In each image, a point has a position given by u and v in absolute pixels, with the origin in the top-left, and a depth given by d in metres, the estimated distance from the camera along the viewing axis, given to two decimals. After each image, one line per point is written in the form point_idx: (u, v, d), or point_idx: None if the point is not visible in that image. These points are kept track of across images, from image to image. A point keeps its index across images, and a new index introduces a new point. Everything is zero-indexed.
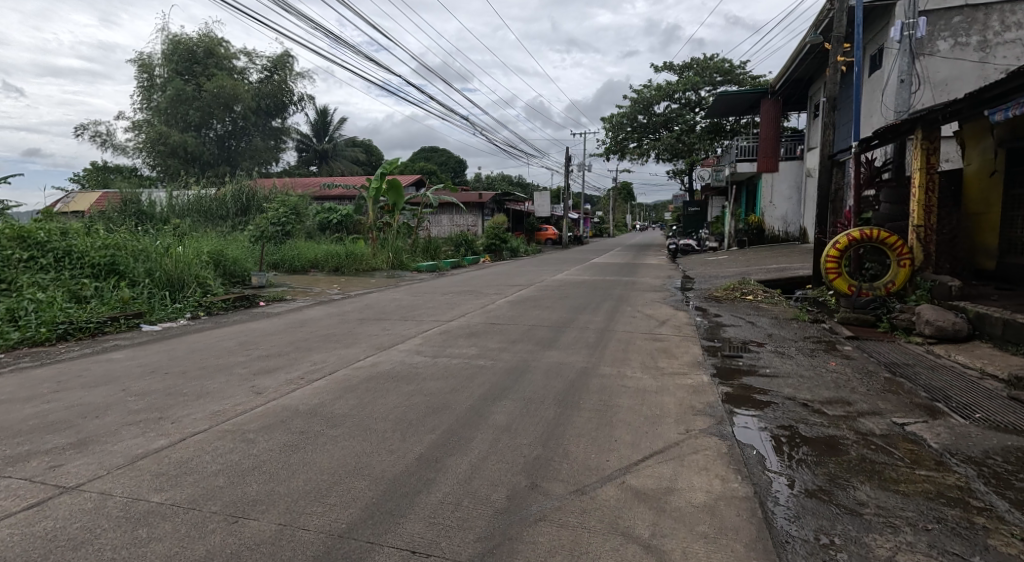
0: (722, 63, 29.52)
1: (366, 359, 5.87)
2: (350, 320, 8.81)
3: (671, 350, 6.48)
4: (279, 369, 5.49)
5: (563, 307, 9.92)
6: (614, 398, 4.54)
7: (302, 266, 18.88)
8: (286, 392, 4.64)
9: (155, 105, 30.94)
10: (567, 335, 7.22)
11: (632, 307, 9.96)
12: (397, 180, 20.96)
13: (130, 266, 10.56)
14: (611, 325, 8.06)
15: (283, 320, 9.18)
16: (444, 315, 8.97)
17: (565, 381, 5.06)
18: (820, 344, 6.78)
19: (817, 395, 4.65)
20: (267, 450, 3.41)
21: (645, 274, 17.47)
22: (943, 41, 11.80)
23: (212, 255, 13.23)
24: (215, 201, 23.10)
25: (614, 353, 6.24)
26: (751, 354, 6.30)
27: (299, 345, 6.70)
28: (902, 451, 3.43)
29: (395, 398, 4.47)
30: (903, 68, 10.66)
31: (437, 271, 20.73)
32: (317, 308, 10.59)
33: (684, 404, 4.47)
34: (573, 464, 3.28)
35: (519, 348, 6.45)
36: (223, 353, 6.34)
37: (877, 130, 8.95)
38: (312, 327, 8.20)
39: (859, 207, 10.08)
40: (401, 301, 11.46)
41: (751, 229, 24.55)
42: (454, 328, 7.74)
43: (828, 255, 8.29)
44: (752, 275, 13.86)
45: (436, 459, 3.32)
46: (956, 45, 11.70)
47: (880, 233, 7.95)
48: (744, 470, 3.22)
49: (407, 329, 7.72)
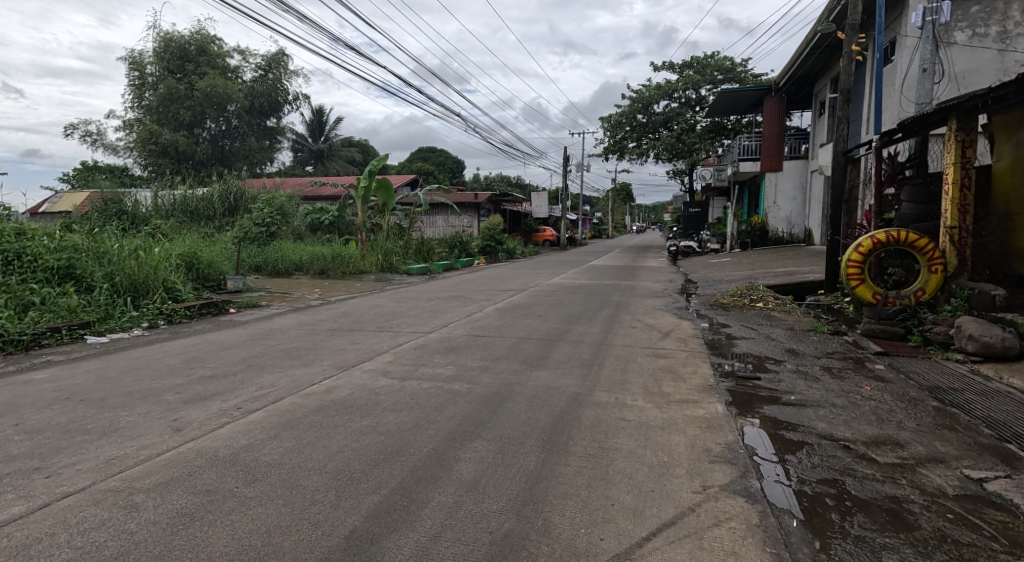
0: (724, 61, 28.76)
1: (322, 382, 5.01)
2: (320, 331, 7.95)
3: (677, 369, 5.63)
4: (217, 394, 4.64)
5: (556, 316, 9.06)
6: (611, 440, 3.71)
7: (286, 268, 18.03)
8: (210, 428, 3.78)
9: (146, 103, 30.06)
10: (558, 351, 6.36)
11: (632, 316, 9.10)
12: (386, 180, 20.24)
13: (88, 270, 9.72)
14: (609, 338, 7.19)
15: (248, 330, 8.32)
16: (425, 326, 8.11)
17: (554, 414, 4.21)
18: (847, 362, 5.94)
19: (859, 433, 3.83)
20: (149, 524, 2.55)
21: (645, 277, 16.62)
22: (960, 32, 10.99)
23: (186, 258, 12.38)
24: (202, 201, 22.25)
25: (611, 374, 5.39)
26: (769, 376, 5.43)
27: (252, 363, 5.84)
28: (993, 526, 2.63)
29: (343, 440, 3.63)
30: (925, 56, 9.96)
31: (429, 273, 19.91)
32: (290, 317, 9.73)
33: (697, 446, 3.63)
34: (554, 547, 2.46)
35: (502, 367, 5.59)
36: (161, 372, 5.48)
37: (902, 122, 8.15)
38: (276, 340, 7.32)
39: (880, 206, 9.23)
40: (382, 308, 10.60)
41: (754, 230, 23.66)
42: (432, 342, 6.88)
43: (850, 259, 7.52)
44: (759, 279, 13.02)
45: (373, 539, 2.50)
46: (974, 36, 10.88)
47: (911, 236, 7.23)
48: (787, 556, 2.41)
49: (379, 344, 6.83)
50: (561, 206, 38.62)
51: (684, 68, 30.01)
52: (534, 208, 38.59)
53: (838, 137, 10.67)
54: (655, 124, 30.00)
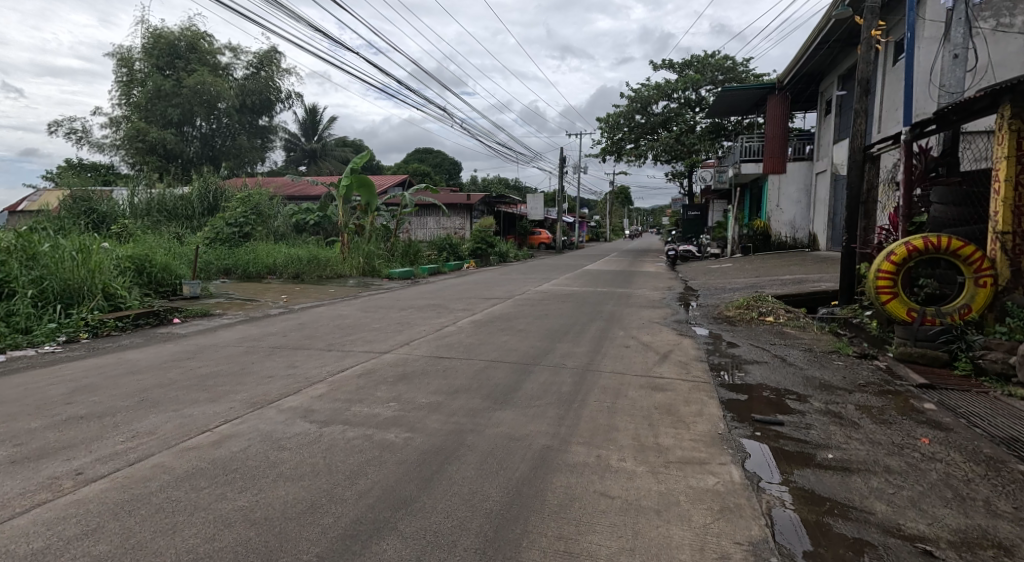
0: (724, 61, 27.78)
1: (216, 428, 3.81)
2: (260, 349, 6.76)
3: (677, 409, 4.48)
4: (63, 450, 3.44)
5: (539, 332, 7.88)
6: (584, 540, 2.57)
7: (258, 272, 16.74)
8: (6, 516, 2.61)
9: (133, 101, 28.66)
10: (533, 382, 5.20)
11: (625, 332, 7.93)
12: (368, 178, 19.05)
13: (11, 273, 8.51)
14: (595, 363, 6.03)
15: (177, 347, 7.11)
16: (383, 344, 6.93)
17: (509, 488, 3.05)
18: (885, 399, 4.81)
19: (942, 527, 2.71)
20: None
21: (642, 284, 15.48)
22: (984, 22, 9.85)
23: (135, 261, 11.23)
24: (181, 200, 20.95)
25: (593, 418, 4.23)
26: (794, 420, 4.27)
27: (147, 396, 4.64)
28: None
29: (189, 539, 2.46)
30: (956, 40, 8.92)
31: (413, 278, 18.71)
32: (237, 329, 8.56)
33: (708, 549, 2.51)
34: None
35: (459, 407, 4.44)
36: (23, 411, 4.27)
37: (937, 111, 7.06)
38: (202, 361, 6.13)
39: (908, 207, 7.95)
40: (347, 318, 9.44)
41: (756, 234, 22.19)
42: (383, 367, 5.71)
43: (880, 270, 6.48)
44: (766, 288, 11.89)
45: None
46: (998, 26, 9.74)
47: (953, 242, 6.19)
48: None
49: (318, 369, 5.65)
50: (558, 209, 37.51)
51: (684, 68, 29.02)
52: (530, 210, 37.46)
53: (855, 132, 9.52)
54: (653, 125, 28.99)
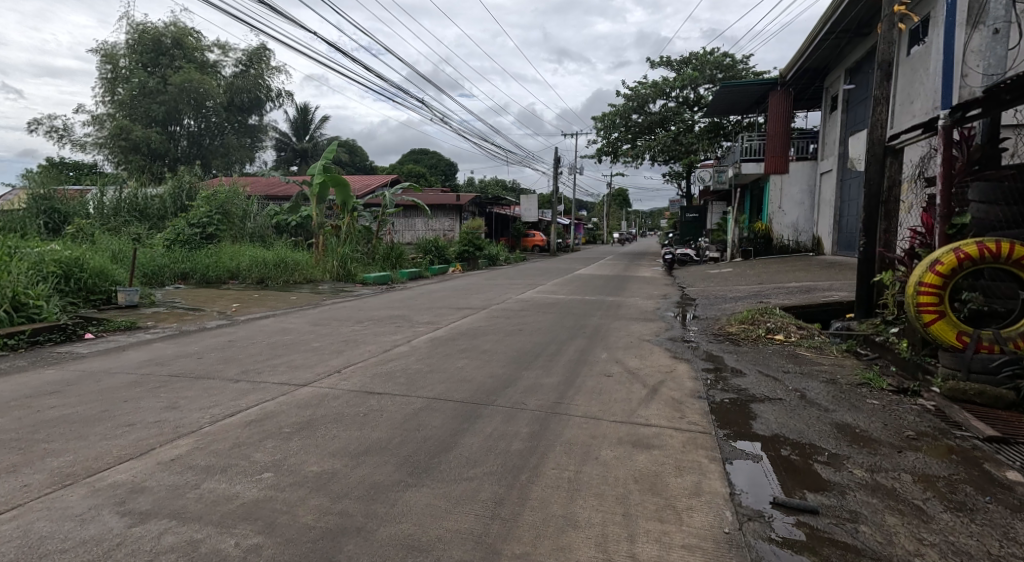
0: (724, 58, 26.56)
1: None
2: (153, 379, 5.43)
3: (666, 484, 3.18)
4: None
5: (506, 354, 6.58)
6: None
7: (219, 277, 15.41)
8: None
9: (118, 98, 27.04)
10: (476, 434, 3.90)
11: (609, 354, 6.64)
12: (343, 176, 17.75)
13: None
14: (562, 402, 4.71)
15: (57, 375, 5.76)
16: (308, 373, 5.60)
17: None
18: (950, 462, 3.53)
19: None
20: None
21: (636, 291, 14.18)
22: None
23: (62, 265, 9.89)
24: (155, 200, 19.45)
25: (542, 504, 2.92)
26: (830, 503, 3.00)
27: None
28: None
29: None
30: (996, 13, 7.49)
31: (390, 283, 17.35)
32: (151, 348, 7.23)
33: None
34: None
35: (355, 482, 3.12)
36: None
37: (986, 91, 5.80)
38: (63, 398, 4.79)
39: (946, 207, 6.64)
40: (289, 333, 8.14)
41: (756, 237, 20.92)
42: (289, 409, 4.41)
43: (922, 283, 5.20)
44: (772, 297, 10.60)
45: None
46: None
47: (1015, 248, 4.90)
48: None
49: (203, 411, 4.34)
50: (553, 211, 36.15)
51: (682, 65, 27.78)
52: (524, 213, 36.17)
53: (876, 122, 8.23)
54: (651, 124, 27.75)
